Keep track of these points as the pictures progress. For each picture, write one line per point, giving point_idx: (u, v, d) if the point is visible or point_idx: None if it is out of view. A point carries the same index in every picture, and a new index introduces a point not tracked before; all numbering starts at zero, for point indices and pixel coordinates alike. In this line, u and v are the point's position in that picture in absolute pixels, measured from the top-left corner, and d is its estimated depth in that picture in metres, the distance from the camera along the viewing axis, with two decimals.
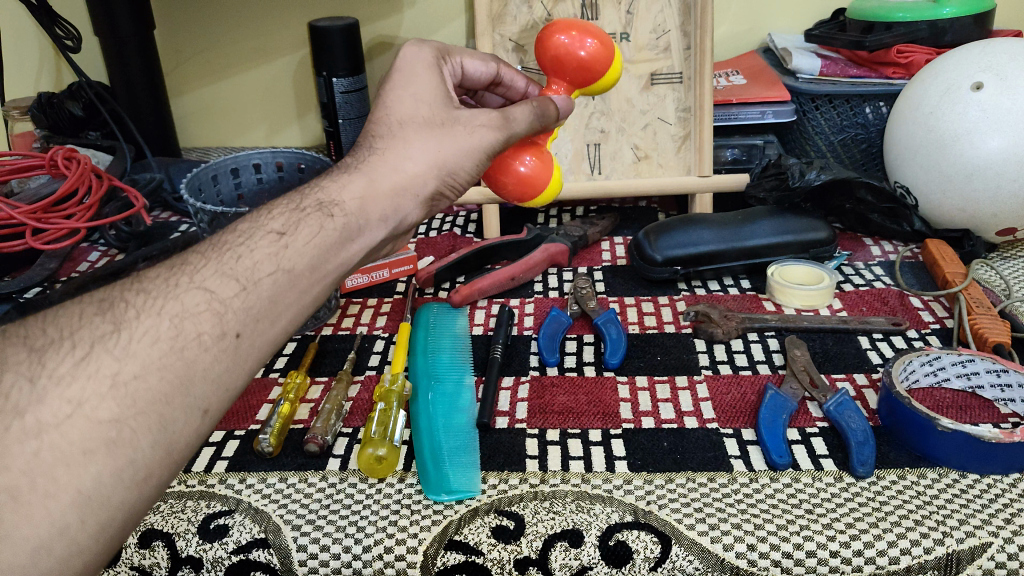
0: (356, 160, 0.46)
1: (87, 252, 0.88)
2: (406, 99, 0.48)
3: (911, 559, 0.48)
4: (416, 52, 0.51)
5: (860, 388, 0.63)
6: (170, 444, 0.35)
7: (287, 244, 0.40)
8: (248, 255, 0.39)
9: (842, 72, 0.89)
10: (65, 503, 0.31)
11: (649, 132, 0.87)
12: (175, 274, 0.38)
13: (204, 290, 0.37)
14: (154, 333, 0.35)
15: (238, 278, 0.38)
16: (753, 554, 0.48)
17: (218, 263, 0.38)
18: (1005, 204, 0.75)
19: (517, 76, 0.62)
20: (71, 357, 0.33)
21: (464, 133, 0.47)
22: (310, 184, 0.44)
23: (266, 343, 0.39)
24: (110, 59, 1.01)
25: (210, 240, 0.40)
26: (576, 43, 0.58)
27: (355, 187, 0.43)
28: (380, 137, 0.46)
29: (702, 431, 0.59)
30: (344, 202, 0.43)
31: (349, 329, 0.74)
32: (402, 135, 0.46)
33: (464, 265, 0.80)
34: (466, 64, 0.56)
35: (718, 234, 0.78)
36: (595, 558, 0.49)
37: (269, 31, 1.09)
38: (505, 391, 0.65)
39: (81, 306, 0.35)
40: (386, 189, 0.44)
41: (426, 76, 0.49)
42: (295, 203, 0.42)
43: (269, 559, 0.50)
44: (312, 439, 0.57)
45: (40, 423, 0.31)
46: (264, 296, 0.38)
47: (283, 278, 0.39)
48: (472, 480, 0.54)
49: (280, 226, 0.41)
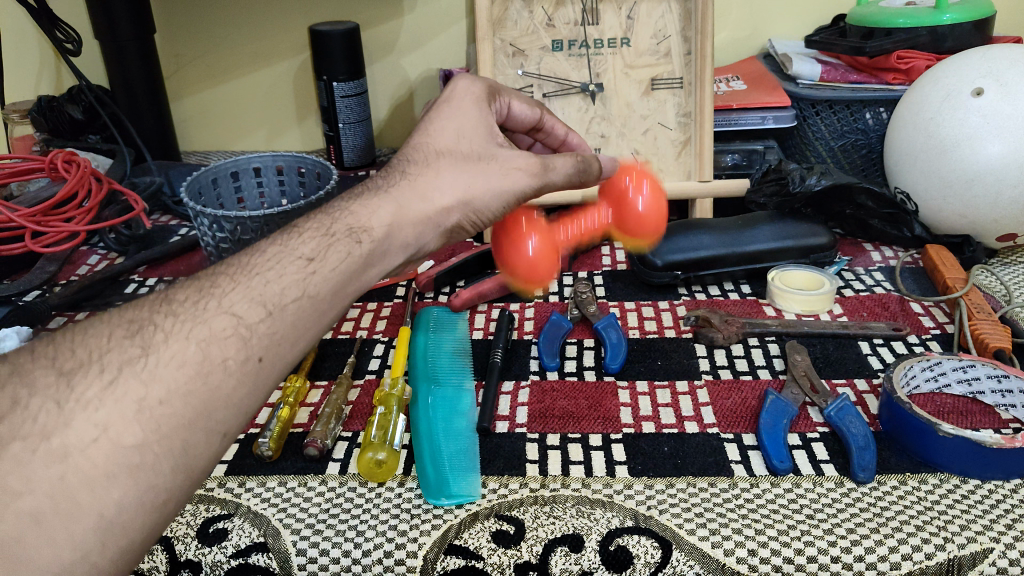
0: (386, 181, 0.47)
1: (87, 255, 0.88)
2: (443, 131, 0.49)
3: (912, 564, 0.48)
4: (466, 87, 0.52)
5: (861, 394, 0.63)
6: (190, 466, 0.34)
7: (314, 270, 0.40)
8: (275, 279, 0.39)
9: (841, 78, 0.90)
10: (88, 526, 0.31)
11: (649, 137, 0.87)
12: (204, 297, 0.38)
13: (231, 315, 0.37)
14: (182, 357, 0.35)
15: (265, 303, 0.38)
16: (755, 559, 0.48)
17: (247, 286, 0.38)
18: (1005, 210, 0.75)
19: (559, 125, 0.61)
20: (99, 380, 0.33)
21: (487, 164, 0.48)
22: (336, 208, 0.44)
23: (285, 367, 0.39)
24: (110, 63, 1.01)
25: (238, 261, 0.40)
26: (637, 189, 0.59)
27: (384, 213, 0.44)
28: (414, 162, 0.47)
29: (702, 435, 0.59)
30: (372, 227, 0.43)
31: (350, 333, 0.74)
32: (435, 166, 0.47)
33: (463, 270, 0.80)
34: (513, 105, 0.56)
35: (718, 239, 0.78)
36: (596, 563, 0.49)
37: (271, 36, 1.10)
38: (505, 395, 0.64)
39: (110, 327, 0.35)
40: (413, 216, 0.45)
41: (445, 117, 0.50)
42: (325, 227, 0.43)
43: (268, 563, 0.49)
44: (312, 443, 0.57)
45: (66, 445, 0.31)
46: (289, 321, 0.39)
47: (307, 304, 0.39)
48: (473, 484, 0.54)
49: (309, 251, 0.41)
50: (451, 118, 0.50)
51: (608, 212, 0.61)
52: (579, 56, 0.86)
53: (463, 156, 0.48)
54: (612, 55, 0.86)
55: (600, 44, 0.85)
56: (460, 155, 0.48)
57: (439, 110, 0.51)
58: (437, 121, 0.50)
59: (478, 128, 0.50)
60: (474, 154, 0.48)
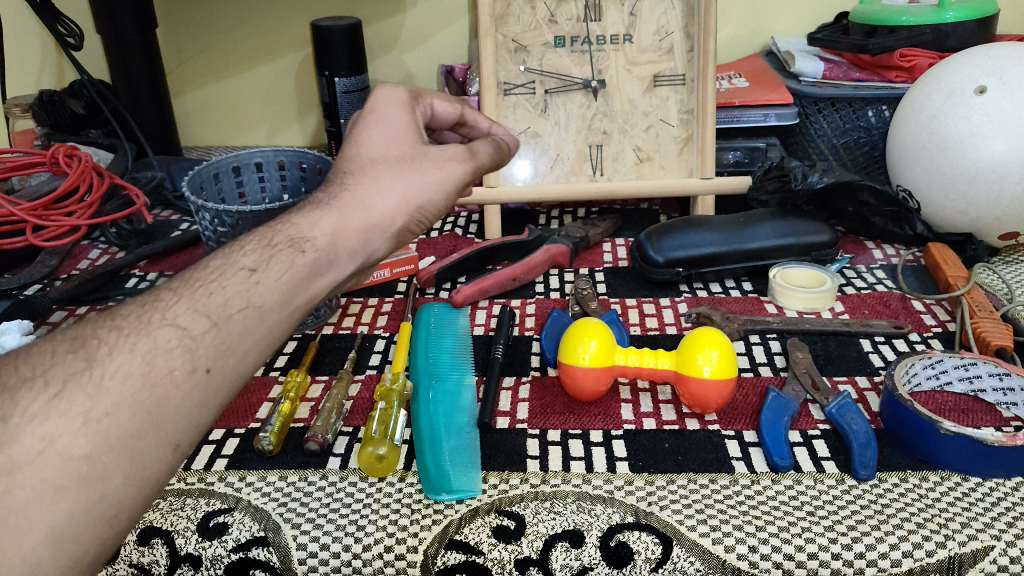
0: (326, 195, 0.45)
1: (88, 250, 0.88)
2: (374, 138, 0.49)
3: (913, 561, 0.48)
4: (389, 94, 0.52)
5: (862, 391, 0.63)
6: (142, 479, 0.34)
7: (257, 281, 0.40)
8: (220, 290, 0.39)
9: (845, 76, 0.89)
10: (36, 540, 0.31)
11: (651, 134, 0.87)
12: (147, 311, 0.38)
13: (176, 326, 0.37)
14: (126, 369, 0.35)
15: (209, 314, 0.38)
16: (755, 555, 0.48)
17: (191, 298, 0.38)
18: (1007, 208, 0.75)
19: (480, 116, 0.61)
20: (42, 395, 0.33)
21: (427, 161, 0.48)
22: (279, 221, 0.44)
23: (238, 378, 0.38)
24: (112, 57, 1.01)
25: (182, 276, 0.40)
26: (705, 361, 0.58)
27: (326, 223, 0.43)
28: (352, 173, 0.47)
29: (704, 432, 0.59)
30: (315, 237, 0.42)
31: (351, 328, 0.74)
32: (374, 171, 0.47)
33: (465, 266, 0.80)
34: (435, 105, 0.56)
35: (719, 236, 0.78)
36: (596, 558, 0.49)
37: (273, 31, 1.09)
38: (505, 391, 0.64)
39: (53, 343, 0.35)
40: (356, 225, 0.44)
41: (374, 125, 0.50)
42: (266, 239, 0.42)
43: (268, 558, 0.50)
44: (312, 438, 0.57)
45: (10, 460, 0.31)
46: (235, 331, 0.38)
47: (254, 314, 0.39)
48: (474, 480, 0.54)
49: (252, 262, 0.40)
50: (379, 125, 0.49)
51: (673, 361, 0.60)
52: (582, 52, 0.85)
53: (397, 158, 0.48)
54: (614, 51, 0.85)
55: (602, 41, 0.85)
56: (391, 157, 0.48)
57: (365, 121, 0.50)
58: (364, 131, 0.49)
59: (407, 130, 0.50)
60: (407, 154, 0.48)
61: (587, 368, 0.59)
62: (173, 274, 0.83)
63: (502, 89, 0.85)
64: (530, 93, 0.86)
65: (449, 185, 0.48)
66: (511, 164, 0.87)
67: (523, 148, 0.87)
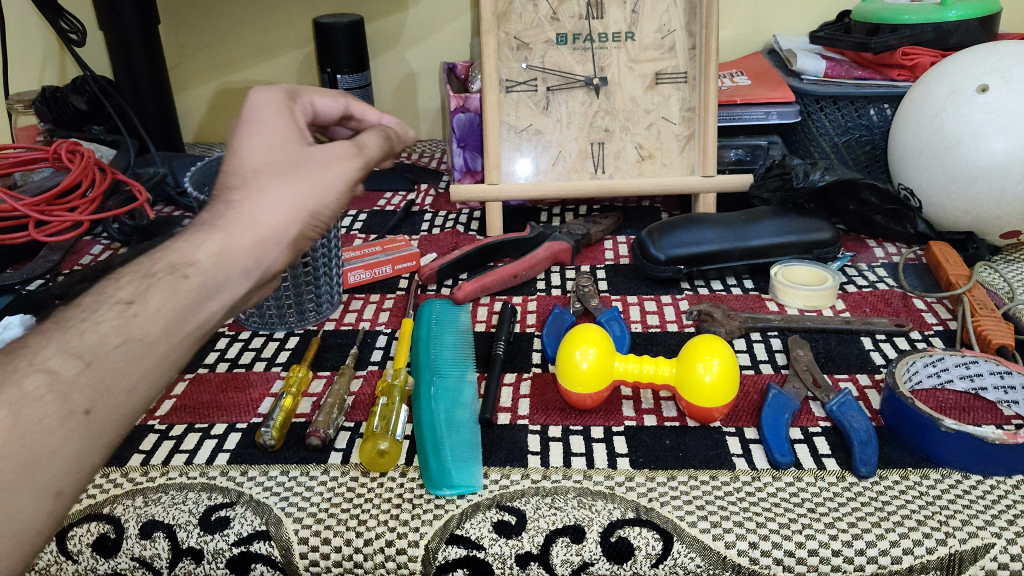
0: (212, 215, 0.43)
1: (91, 245, 0.89)
2: (255, 145, 0.45)
3: (913, 558, 0.48)
4: (264, 96, 0.49)
5: (863, 388, 0.63)
6: (20, 533, 0.32)
7: (135, 312, 0.38)
8: (92, 328, 0.37)
9: (847, 74, 0.90)
10: None
11: (653, 131, 0.87)
12: (12, 358, 0.35)
13: (45, 371, 0.35)
14: None
15: (82, 355, 0.36)
16: (756, 551, 0.49)
17: (61, 340, 0.36)
18: (1009, 207, 0.75)
19: (370, 109, 0.58)
20: None
21: (317, 162, 0.46)
22: (159, 248, 0.42)
23: (125, 416, 0.37)
24: (115, 54, 1.01)
25: (53, 317, 0.37)
26: (703, 368, 0.57)
27: (211, 245, 0.41)
28: (237, 188, 0.44)
29: (705, 429, 0.59)
30: (198, 261, 0.40)
31: (352, 324, 0.74)
32: (258, 182, 0.44)
33: (467, 263, 0.80)
34: (317, 102, 0.53)
35: (720, 233, 0.78)
36: (597, 554, 0.49)
37: (275, 28, 1.10)
38: (507, 387, 0.65)
39: None
40: (246, 242, 0.42)
41: (253, 132, 0.46)
42: (144, 269, 0.40)
43: (270, 552, 0.50)
44: (314, 433, 0.57)
45: None
46: (114, 369, 0.36)
47: (136, 348, 0.37)
48: (474, 475, 0.54)
49: (129, 294, 0.38)
50: (258, 131, 0.46)
51: (675, 368, 0.59)
52: (584, 49, 0.85)
53: (284, 165, 0.45)
54: (616, 49, 0.85)
55: (605, 38, 0.85)
56: (274, 163, 0.45)
57: (240, 126, 0.46)
58: (239, 139, 0.46)
59: (290, 133, 0.47)
60: (294, 159, 0.45)
61: (582, 373, 0.58)
62: None
63: (503, 86, 0.85)
64: (531, 90, 0.86)
65: (337, 183, 0.46)
66: (512, 162, 0.87)
67: (524, 145, 0.87)
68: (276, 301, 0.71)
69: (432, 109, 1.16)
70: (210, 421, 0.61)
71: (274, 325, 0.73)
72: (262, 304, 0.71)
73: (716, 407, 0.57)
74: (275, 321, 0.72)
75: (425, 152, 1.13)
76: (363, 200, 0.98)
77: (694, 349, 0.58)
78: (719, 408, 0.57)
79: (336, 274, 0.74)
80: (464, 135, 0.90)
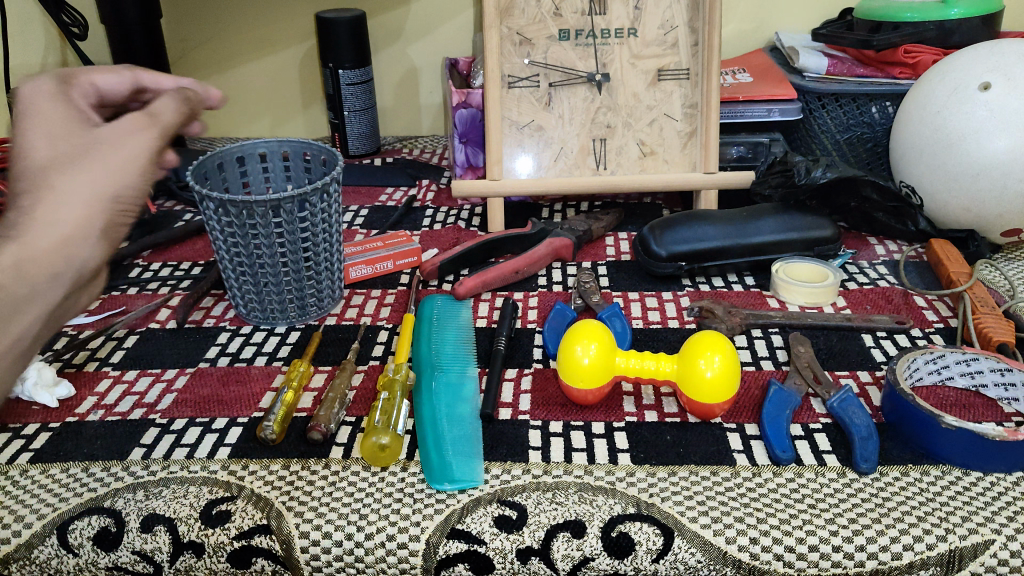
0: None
1: None
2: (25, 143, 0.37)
3: (913, 554, 0.48)
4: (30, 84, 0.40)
5: (864, 385, 0.63)
6: None
7: None
8: None
9: (849, 71, 0.90)
10: None
11: (655, 128, 0.87)
12: None
13: None
14: None
15: None
16: (756, 547, 0.49)
17: None
18: (1010, 204, 0.75)
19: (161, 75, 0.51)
20: None
21: (107, 143, 0.37)
22: None
23: None
24: (116, 48, 1.01)
25: None
26: (705, 364, 0.57)
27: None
28: (21, 196, 0.35)
29: (706, 425, 0.59)
30: None
31: (353, 319, 0.74)
32: (46, 182, 0.35)
33: (468, 258, 0.80)
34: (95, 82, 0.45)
35: (722, 230, 0.78)
36: (597, 549, 0.49)
37: (276, 23, 1.09)
38: (508, 382, 0.65)
39: None
40: (45, 248, 0.34)
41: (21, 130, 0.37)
42: None
43: (271, 545, 0.50)
44: (316, 428, 0.56)
45: None
46: None
47: None
48: (475, 470, 0.54)
49: None
50: (27, 126, 0.37)
51: (676, 364, 0.59)
52: (586, 45, 0.85)
53: (70, 155, 0.36)
54: (619, 45, 0.85)
55: (607, 34, 0.85)
56: (62, 156, 0.36)
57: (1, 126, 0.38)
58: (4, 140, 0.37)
59: (65, 120, 0.38)
60: (79, 147, 0.37)
61: (583, 371, 0.58)
62: (176, 264, 0.83)
63: (505, 82, 0.85)
64: (534, 86, 0.86)
65: (138, 156, 0.37)
66: (513, 158, 0.87)
67: (526, 141, 0.87)
68: (278, 296, 0.71)
69: (433, 104, 1.16)
70: (212, 416, 0.61)
71: (275, 320, 0.73)
72: (263, 299, 0.71)
73: (716, 404, 0.57)
74: (276, 316, 0.72)
75: (426, 147, 1.13)
76: (364, 195, 0.98)
77: (695, 345, 0.58)
78: (720, 404, 0.57)
79: (338, 269, 0.74)
80: (466, 130, 0.90)
